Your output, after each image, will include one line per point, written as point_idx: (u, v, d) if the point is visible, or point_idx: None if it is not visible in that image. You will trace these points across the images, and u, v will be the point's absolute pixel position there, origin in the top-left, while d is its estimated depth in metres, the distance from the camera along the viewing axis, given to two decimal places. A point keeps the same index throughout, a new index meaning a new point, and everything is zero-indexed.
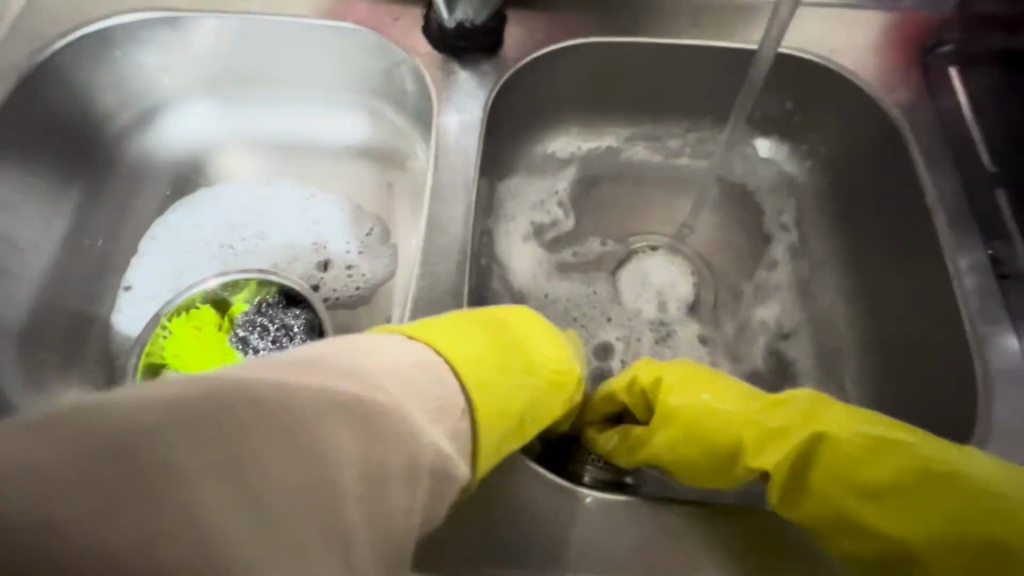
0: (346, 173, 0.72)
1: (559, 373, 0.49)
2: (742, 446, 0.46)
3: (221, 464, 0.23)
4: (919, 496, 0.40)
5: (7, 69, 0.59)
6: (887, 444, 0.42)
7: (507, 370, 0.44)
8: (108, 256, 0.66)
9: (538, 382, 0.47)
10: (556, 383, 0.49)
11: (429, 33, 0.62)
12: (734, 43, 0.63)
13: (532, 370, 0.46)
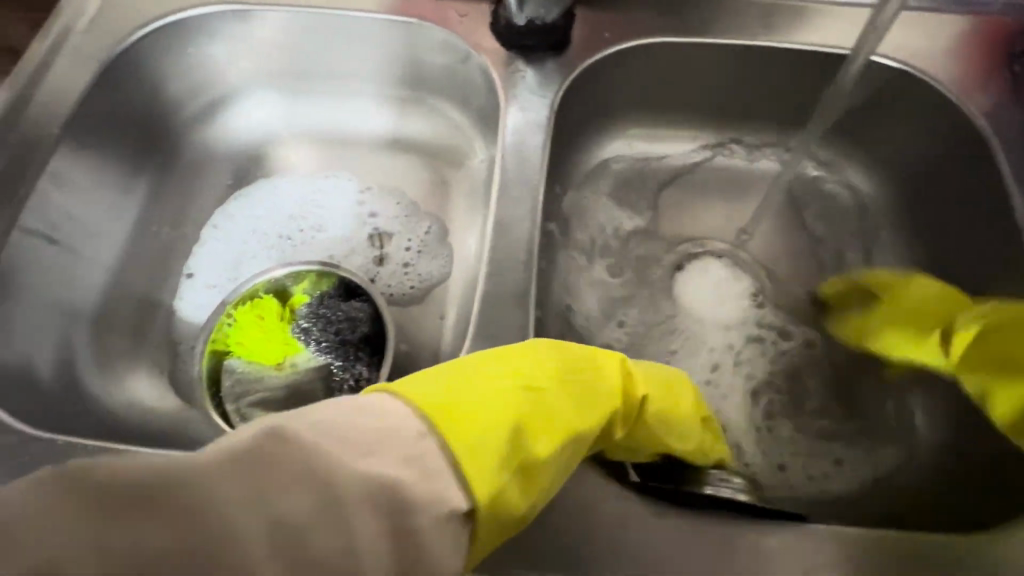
0: (402, 169, 0.73)
1: (589, 382, 0.44)
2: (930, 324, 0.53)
3: (98, 540, 0.25)
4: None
5: (89, 59, 0.61)
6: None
7: (509, 406, 0.38)
8: (173, 243, 0.67)
9: (553, 390, 0.41)
10: (591, 394, 0.43)
11: (497, 29, 0.61)
12: (820, 47, 0.61)
13: (544, 401, 0.40)
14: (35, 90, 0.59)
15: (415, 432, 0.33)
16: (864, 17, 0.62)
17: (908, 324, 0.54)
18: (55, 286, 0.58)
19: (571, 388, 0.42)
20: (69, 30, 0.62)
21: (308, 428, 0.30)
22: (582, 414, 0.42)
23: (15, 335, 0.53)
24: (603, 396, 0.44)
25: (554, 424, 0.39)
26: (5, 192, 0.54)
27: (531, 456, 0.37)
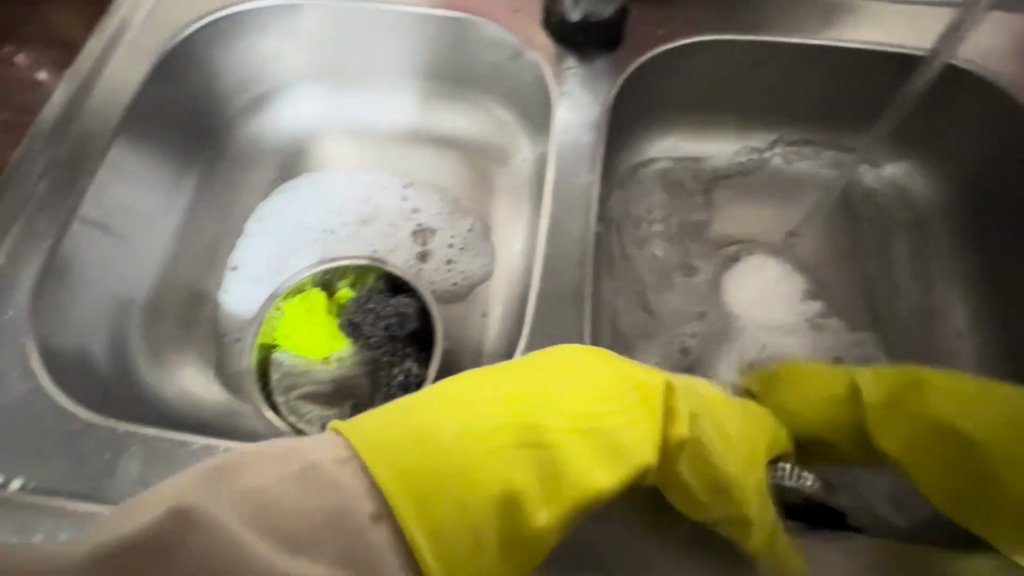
0: (445, 166, 0.72)
1: (606, 437, 0.38)
2: (833, 389, 0.50)
3: None
4: (891, 419, 0.45)
5: (145, 51, 0.62)
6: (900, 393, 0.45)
7: (486, 469, 0.34)
8: (219, 236, 0.68)
9: (555, 450, 0.36)
10: (607, 451, 0.38)
11: (549, 25, 0.61)
12: (892, 48, 0.59)
13: (538, 456, 0.36)
14: (95, 82, 0.60)
15: (362, 518, 0.31)
16: (946, 19, 0.60)
17: (814, 412, 0.50)
18: (107, 275, 0.58)
19: (581, 445, 0.37)
20: (126, 23, 0.63)
21: (219, 525, 0.28)
22: (590, 478, 0.36)
23: (71, 322, 0.54)
24: (622, 454, 0.38)
25: (550, 492, 0.35)
26: (66, 181, 0.55)
27: (515, 529, 0.34)
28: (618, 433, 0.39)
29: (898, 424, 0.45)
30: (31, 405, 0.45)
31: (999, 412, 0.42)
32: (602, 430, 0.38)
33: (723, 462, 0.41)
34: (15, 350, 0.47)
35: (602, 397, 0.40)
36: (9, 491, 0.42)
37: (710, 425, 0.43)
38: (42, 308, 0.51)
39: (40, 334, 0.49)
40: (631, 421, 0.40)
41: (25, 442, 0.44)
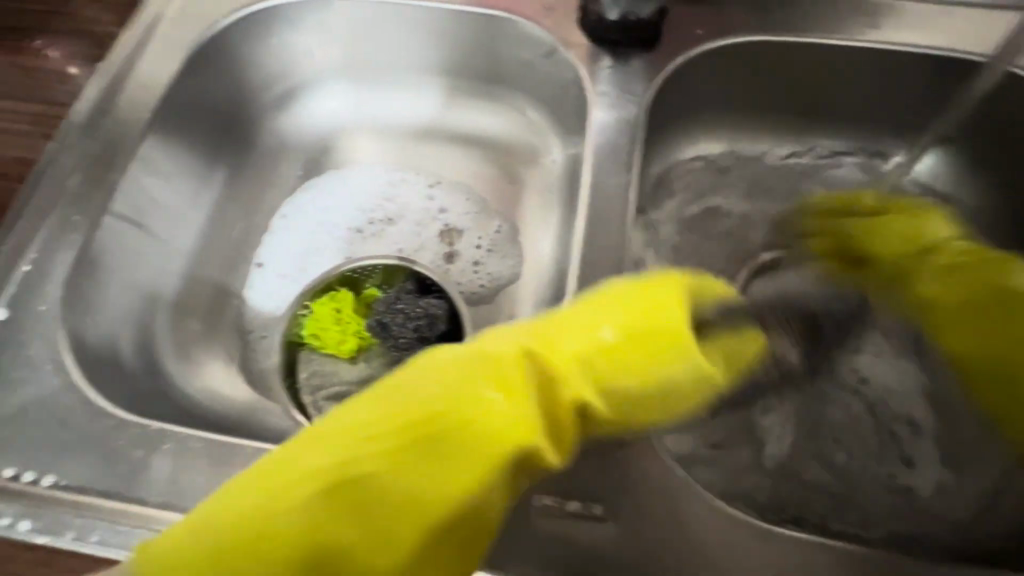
0: (473, 166, 0.71)
1: (455, 435, 0.37)
2: (920, 249, 0.52)
3: None
4: (967, 279, 0.48)
5: (179, 46, 0.61)
6: (983, 262, 0.49)
7: (343, 520, 0.36)
8: (246, 232, 0.67)
9: (403, 459, 0.36)
10: (461, 445, 0.37)
11: (585, 23, 0.60)
12: (944, 52, 0.58)
13: (382, 494, 0.36)
14: (127, 76, 0.60)
15: None
16: (997, 24, 0.59)
17: (885, 253, 0.53)
18: (137, 270, 0.58)
19: (448, 446, 0.37)
20: (160, 16, 0.62)
21: None
22: (444, 480, 0.36)
23: (100, 317, 0.54)
24: (481, 445, 0.36)
25: (407, 518, 0.36)
26: (98, 175, 0.55)
27: (410, 552, 0.35)
28: (449, 441, 0.37)
29: (947, 280, 0.49)
30: (62, 401, 0.45)
31: None
32: (446, 431, 0.37)
33: (622, 381, 0.40)
34: (47, 345, 0.47)
35: (440, 390, 0.38)
36: (40, 487, 0.42)
37: (574, 361, 0.40)
38: (73, 303, 0.50)
39: (71, 329, 0.49)
40: (494, 399, 0.37)
41: (56, 438, 0.44)
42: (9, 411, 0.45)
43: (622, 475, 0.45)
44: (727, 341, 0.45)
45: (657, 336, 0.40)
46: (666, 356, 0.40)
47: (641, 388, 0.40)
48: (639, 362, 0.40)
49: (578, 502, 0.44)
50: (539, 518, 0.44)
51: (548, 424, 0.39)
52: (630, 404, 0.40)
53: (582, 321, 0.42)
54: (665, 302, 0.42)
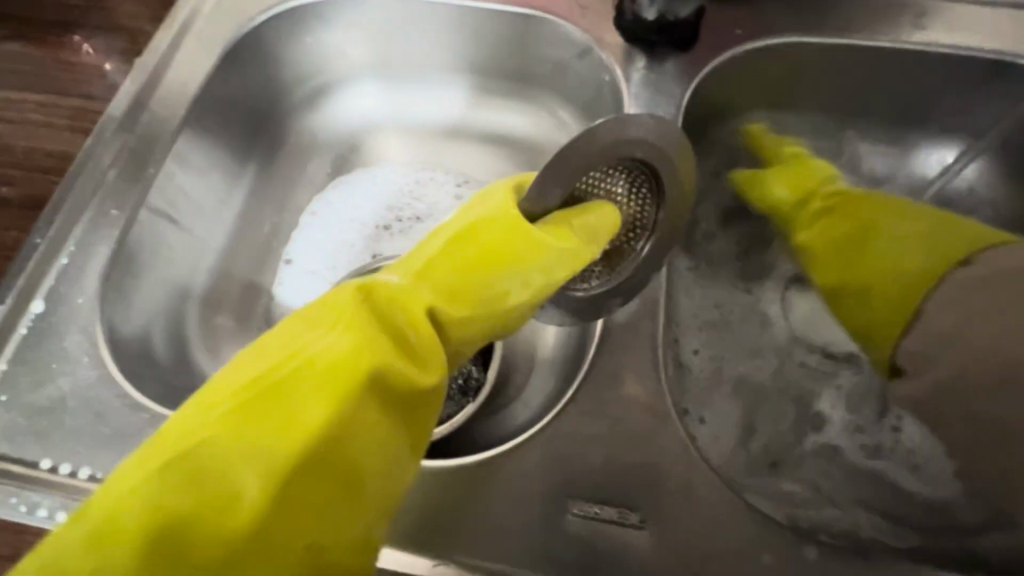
0: (501, 165, 0.71)
1: (303, 374, 0.35)
2: (793, 205, 0.59)
3: None
4: (851, 224, 0.54)
5: (214, 42, 0.62)
6: (865, 207, 0.55)
7: (207, 501, 0.32)
8: (276, 229, 0.67)
9: (252, 411, 0.34)
10: (309, 387, 0.34)
11: (620, 23, 0.58)
12: (993, 54, 0.56)
13: (242, 466, 0.33)
14: (163, 73, 0.60)
15: None
16: None
17: (773, 211, 0.61)
18: (170, 265, 0.58)
19: (293, 389, 0.34)
20: (196, 12, 0.63)
21: None
22: (299, 416, 0.34)
23: (134, 310, 0.54)
24: (325, 376, 0.34)
25: (276, 482, 0.32)
26: (134, 170, 0.56)
27: (287, 519, 0.33)
28: (284, 405, 0.34)
29: (821, 226, 0.56)
30: (97, 394, 0.45)
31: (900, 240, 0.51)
32: (289, 376, 0.35)
33: (493, 283, 0.40)
34: (83, 337, 0.48)
35: (287, 344, 0.36)
36: (76, 479, 0.42)
37: (417, 284, 0.39)
38: (109, 295, 0.51)
39: (108, 321, 0.49)
40: (334, 336, 0.36)
41: (91, 431, 0.44)
42: (45, 402, 0.45)
43: (657, 482, 0.44)
44: (575, 219, 0.41)
45: (512, 240, 0.40)
46: (516, 250, 0.40)
47: (523, 291, 0.40)
48: (482, 271, 0.40)
49: (612, 508, 0.43)
50: (572, 523, 0.43)
51: (402, 355, 0.37)
52: (480, 314, 0.40)
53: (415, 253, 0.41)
54: (493, 212, 0.41)
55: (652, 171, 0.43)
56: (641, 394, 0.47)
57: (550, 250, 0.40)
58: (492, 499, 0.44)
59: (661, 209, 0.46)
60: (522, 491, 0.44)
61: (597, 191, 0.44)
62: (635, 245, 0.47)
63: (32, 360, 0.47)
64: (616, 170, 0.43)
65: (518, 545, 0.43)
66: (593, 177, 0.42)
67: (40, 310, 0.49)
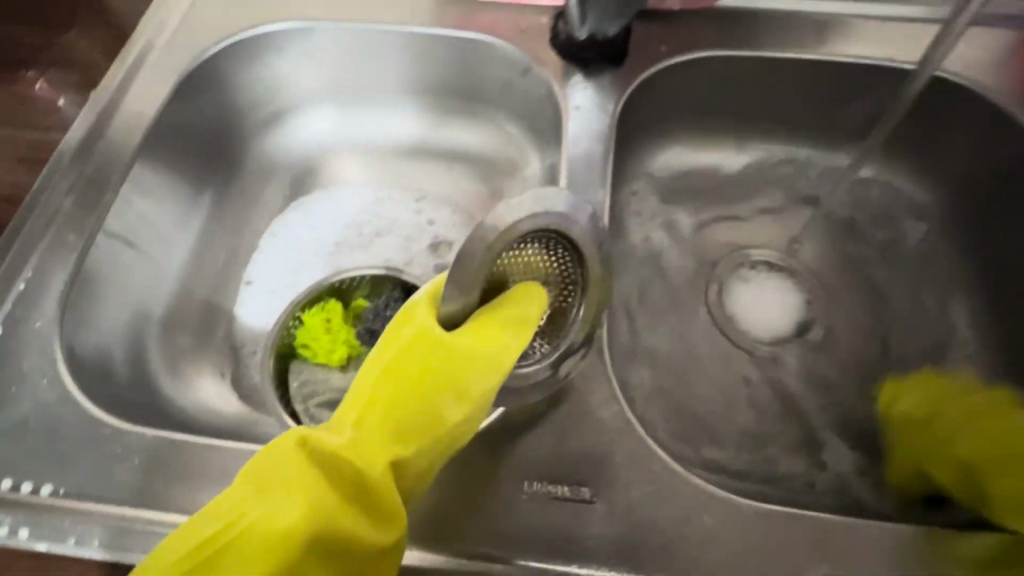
0: (456, 180, 0.75)
1: (245, 542, 0.38)
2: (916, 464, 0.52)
3: None
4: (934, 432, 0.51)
5: (169, 71, 0.64)
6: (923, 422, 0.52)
7: None
8: (237, 249, 0.69)
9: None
10: (248, 554, 0.38)
11: (556, 43, 0.64)
12: (888, 63, 0.62)
13: None
14: (118, 102, 0.61)
15: None
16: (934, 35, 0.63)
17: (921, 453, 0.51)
18: (130, 288, 0.59)
19: (238, 554, 0.38)
20: (151, 44, 0.65)
21: None
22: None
23: (94, 332, 0.55)
24: (270, 541, 0.38)
25: None
26: (90, 195, 0.56)
27: None
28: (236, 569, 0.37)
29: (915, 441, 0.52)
30: (59, 413, 0.46)
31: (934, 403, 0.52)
32: (231, 543, 0.38)
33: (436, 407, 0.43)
34: (42, 359, 0.48)
35: (241, 503, 0.39)
36: (39, 496, 0.43)
37: (358, 429, 0.42)
38: (69, 318, 0.51)
39: (67, 343, 0.50)
40: (279, 498, 0.39)
41: (53, 448, 0.45)
42: (6, 424, 0.46)
43: (605, 460, 0.48)
44: (500, 315, 0.44)
45: (443, 364, 0.43)
46: (456, 369, 0.43)
47: (461, 407, 0.44)
48: (418, 402, 0.43)
49: (560, 484, 0.47)
50: (525, 501, 0.46)
51: (355, 497, 0.41)
52: (424, 445, 0.43)
53: (354, 393, 0.44)
54: (419, 332, 0.44)
55: (555, 237, 0.44)
56: (589, 380, 0.51)
57: (481, 364, 0.43)
58: (453, 483, 0.47)
59: (584, 265, 0.46)
60: (476, 476, 0.47)
61: (514, 265, 0.45)
62: (572, 304, 0.48)
63: None
64: (519, 245, 0.44)
65: (471, 525, 0.45)
66: (504, 257, 0.44)
67: None
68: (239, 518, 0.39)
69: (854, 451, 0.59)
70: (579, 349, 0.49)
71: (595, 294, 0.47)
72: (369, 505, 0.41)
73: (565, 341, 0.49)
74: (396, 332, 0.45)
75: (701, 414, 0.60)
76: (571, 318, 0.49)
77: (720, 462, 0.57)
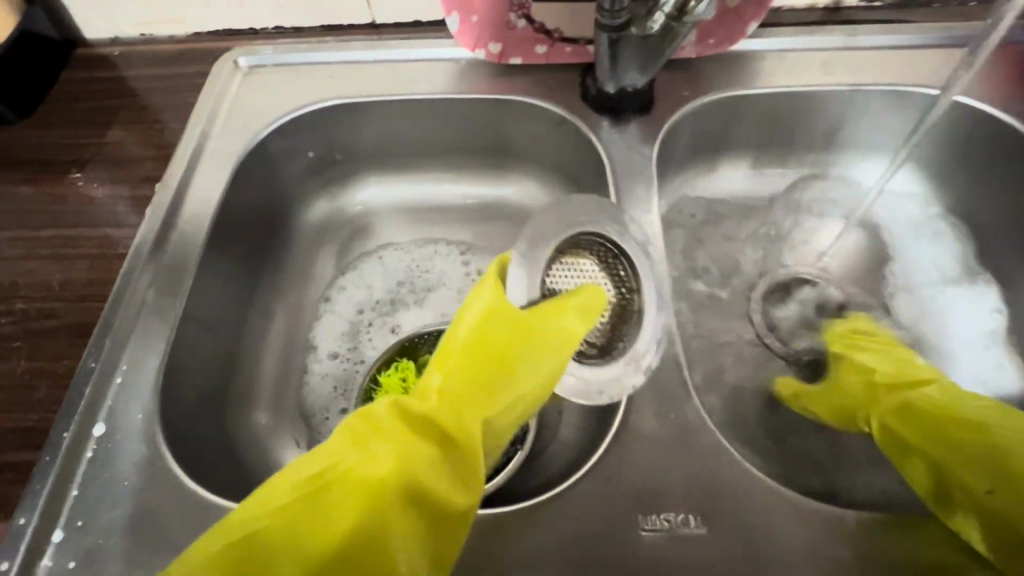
0: (496, 229, 0.78)
1: (345, 483, 0.43)
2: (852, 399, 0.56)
3: None
4: (902, 415, 0.51)
5: (225, 158, 0.67)
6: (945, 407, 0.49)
7: None
8: (298, 322, 0.71)
9: (300, 514, 0.42)
10: (348, 490, 0.42)
11: (587, 98, 0.69)
12: (901, 87, 0.67)
13: (290, 557, 0.39)
14: (183, 192, 0.64)
15: None
16: (931, 56, 0.69)
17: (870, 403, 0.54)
18: (210, 368, 0.61)
19: (338, 491, 0.42)
20: (205, 133, 0.68)
21: None
22: (340, 516, 0.41)
23: (182, 417, 0.55)
24: (366, 483, 0.42)
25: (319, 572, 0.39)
26: (170, 282, 0.59)
27: None
28: (333, 504, 0.42)
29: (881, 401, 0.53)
30: (175, 501, 0.48)
31: (957, 422, 0.48)
32: (332, 484, 0.43)
33: (507, 376, 0.51)
34: (150, 449, 0.50)
35: (341, 453, 0.45)
36: None
37: (443, 395, 0.48)
38: (165, 405, 0.53)
39: (168, 431, 0.51)
40: (378, 448, 0.45)
41: (170, 538, 0.46)
42: (128, 516, 0.47)
43: (705, 482, 0.52)
44: (568, 301, 0.52)
45: (510, 336, 0.51)
46: (526, 344, 0.50)
47: (531, 377, 0.51)
48: (494, 372, 0.50)
49: (675, 515, 0.50)
50: (647, 536, 0.49)
51: (442, 459, 0.46)
52: (496, 413, 0.50)
53: (437, 360, 0.51)
54: (493, 307, 0.52)
55: (607, 242, 0.56)
56: (672, 411, 0.55)
57: (552, 340, 0.50)
58: (574, 522, 0.50)
59: (635, 264, 0.57)
60: (584, 513, 0.51)
61: (577, 272, 0.57)
62: (632, 304, 0.56)
63: (99, 482, 0.48)
64: (579, 249, 0.57)
65: (552, 552, 0.49)
66: (565, 259, 0.56)
67: (102, 432, 0.50)
68: (340, 460, 0.44)
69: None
70: (647, 350, 0.55)
71: (649, 292, 0.56)
72: (454, 468, 0.47)
73: (629, 343, 0.55)
74: (468, 306, 0.53)
75: (766, 431, 0.64)
76: (634, 319, 0.56)
77: (793, 477, 0.60)
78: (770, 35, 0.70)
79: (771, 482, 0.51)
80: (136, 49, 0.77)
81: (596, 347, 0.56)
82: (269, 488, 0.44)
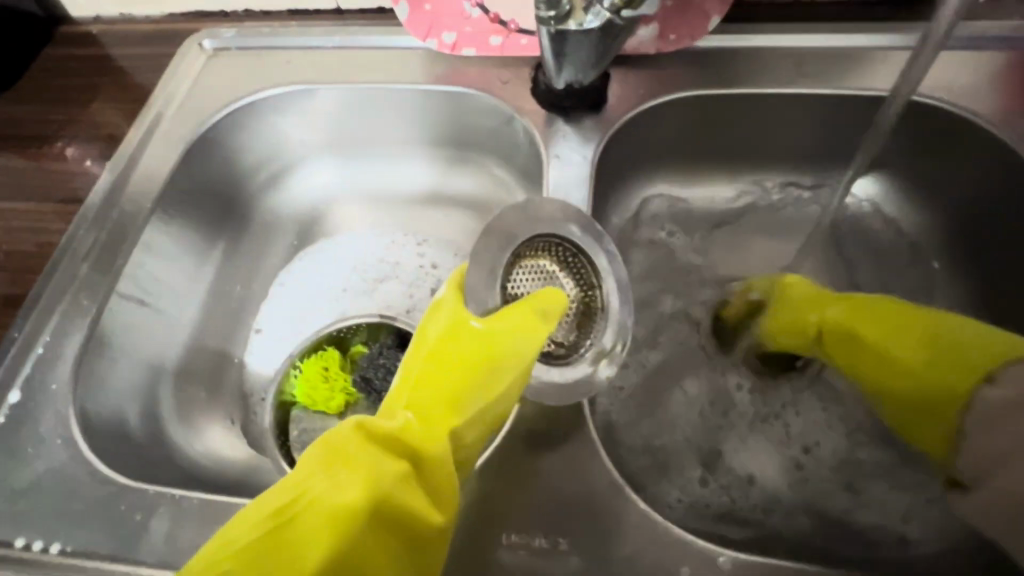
0: (450, 221, 0.77)
1: (314, 513, 0.41)
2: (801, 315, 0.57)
3: None
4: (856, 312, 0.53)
5: (175, 140, 0.68)
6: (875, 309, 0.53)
7: None
8: (243, 303, 0.72)
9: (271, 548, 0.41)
10: (315, 523, 0.41)
11: (538, 93, 0.66)
12: (875, 92, 0.61)
13: None
14: (130, 174, 0.66)
15: None
16: None
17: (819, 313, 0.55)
18: (143, 345, 0.63)
19: (306, 525, 0.41)
20: (161, 114, 0.70)
21: None
22: (313, 550, 0.40)
23: (105, 392, 0.58)
24: (332, 514, 0.41)
25: None
26: (105, 260, 0.61)
27: None
28: (302, 538, 0.41)
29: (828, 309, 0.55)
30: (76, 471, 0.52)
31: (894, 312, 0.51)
32: (300, 516, 0.41)
33: (476, 387, 0.49)
34: (59, 422, 0.54)
35: (305, 482, 0.43)
36: (52, 553, 0.49)
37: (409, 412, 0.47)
38: (81, 380, 0.56)
39: (79, 404, 0.55)
40: (343, 476, 0.43)
41: (65, 505, 0.51)
42: (33, 481, 0.51)
43: (580, 504, 0.51)
44: (532, 305, 0.51)
45: (477, 347, 0.50)
46: (495, 354, 0.49)
47: (502, 387, 0.50)
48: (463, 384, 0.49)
49: (542, 537, 0.51)
50: (509, 552, 0.50)
51: (413, 475, 0.45)
52: (466, 425, 0.49)
53: (404, 375, 0.51)
54: (455, 319, 0.51)
55: (564, 242, 0.55)
56: (569, 427, 0.54)
57: (519, 349, 0.49)
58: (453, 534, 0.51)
59: (597, 258, 0.55)
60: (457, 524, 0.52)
61: (535, 275, 0.55)
62: (596, 297, 0.55)
63: (13, 447, 0.53)
64: (538, 251, 0.55)
65: None
66: (522, 262, 0.55)
67: (17, 399, 0.54)
68: (305, 491, 0.42)
69: (838, 487, 0.60)
70: (614, 346, 0.54)
71: (612, 285, 0.55)
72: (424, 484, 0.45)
73: (594, 341, 0.54)
74: (433, 315, 0.53)
75: (682, 452, 0.62)
76: (600, 314, 0.55)
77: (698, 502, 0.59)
78: (742, 33, 0.65)
79: (648, 512, 0.50)
80: (113, 27, 0.79)
81: (563, 346, 0.55)
82: (234, 521, 0.43)
